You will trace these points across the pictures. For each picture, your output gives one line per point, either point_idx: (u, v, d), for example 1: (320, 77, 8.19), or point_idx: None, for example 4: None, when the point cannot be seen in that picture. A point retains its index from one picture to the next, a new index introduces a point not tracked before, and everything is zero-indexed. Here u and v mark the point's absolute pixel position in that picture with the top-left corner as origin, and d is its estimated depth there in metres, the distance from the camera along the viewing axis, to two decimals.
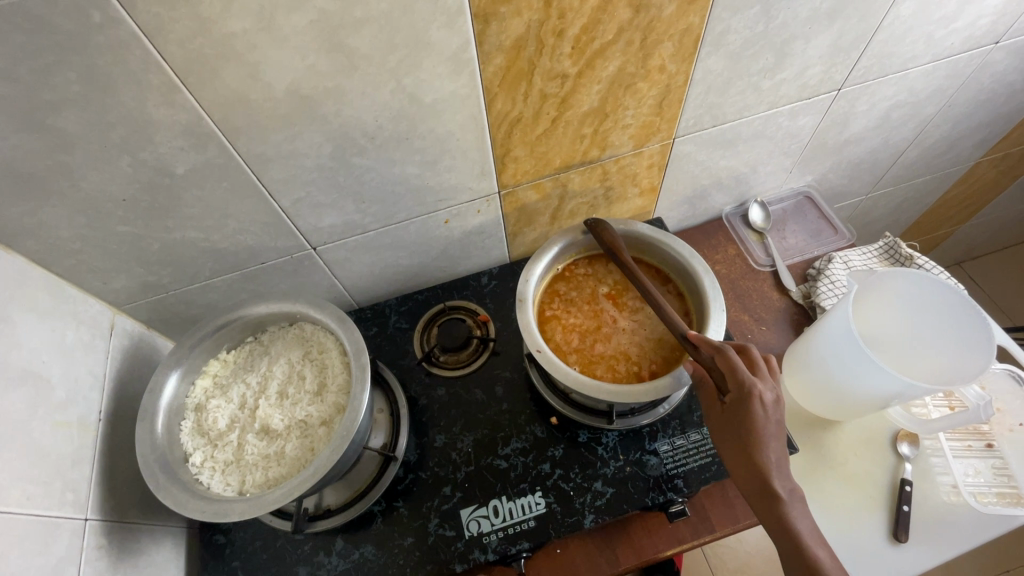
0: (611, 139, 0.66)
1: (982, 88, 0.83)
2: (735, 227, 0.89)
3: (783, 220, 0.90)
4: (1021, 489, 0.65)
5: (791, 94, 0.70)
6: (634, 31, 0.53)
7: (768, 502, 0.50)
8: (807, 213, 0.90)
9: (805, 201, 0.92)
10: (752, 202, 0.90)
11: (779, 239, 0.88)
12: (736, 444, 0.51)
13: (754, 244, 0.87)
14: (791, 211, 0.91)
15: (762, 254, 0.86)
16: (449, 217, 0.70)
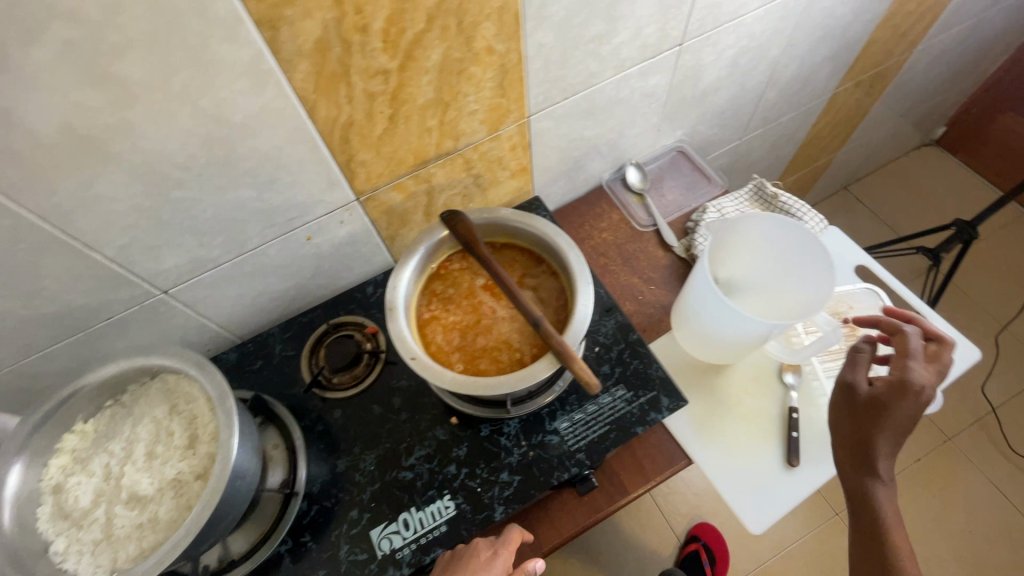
0: (460, 127, 0.64)
1: (817, 24, 0.87)
2: (616, 192, 0.91)
3: (660, 178, 0.92)
4: None
5: (633, 56, 0.70)
6: (447, 16, 0.51)
7: (863, 479, 0.62)
8: (681, 168, 0.93)
9: (678, 156, 0.94)
10: (628, 165, 0.91)
11: (658, 197, 0.90)
12: (852, 419, 0.62)
13: (635, 206, 0.88)
14: (667, 168, 0.93)
15: (644, 215, 0.88)
16: (311, 233, 0.66)
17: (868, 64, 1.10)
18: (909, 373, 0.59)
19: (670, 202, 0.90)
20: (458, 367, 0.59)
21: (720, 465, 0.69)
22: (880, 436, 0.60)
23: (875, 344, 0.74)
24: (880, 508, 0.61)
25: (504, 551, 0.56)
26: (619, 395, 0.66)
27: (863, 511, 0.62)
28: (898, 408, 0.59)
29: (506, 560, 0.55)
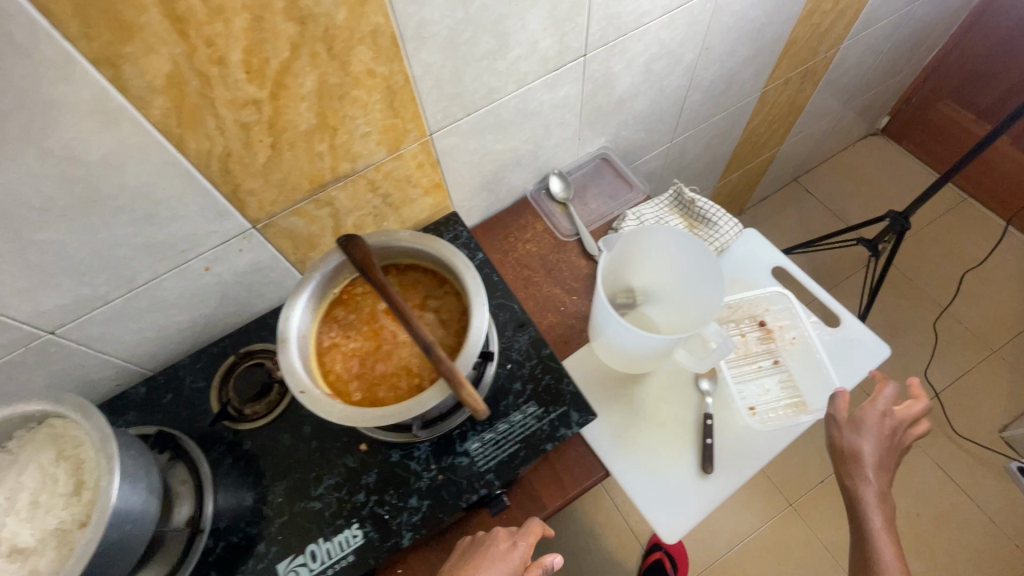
0: (355, 149, 0.63)
1: (731, 27, 0.87)
2: (541, 203, 0.90)
3: (584, 186, 0.92)
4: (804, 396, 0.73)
5: (534, 69, 0.69)
6: (313, 43, 0.50)
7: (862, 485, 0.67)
8: (605, 176, 0.93)
9: (603, 164, 0.94)
10: (552, 174, 0.91)
11: (582, 206, 0.90)
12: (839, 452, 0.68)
13: (559, 216, 0.88)
14: (591, 176, 0.93)
15: (567, 224, 0.88)
16: (209, 263, 0.65)
17: (794, 62, 1.11)
18: (863, 415, 0.68)
19: (593, 211, 0.90)
20: (356, 397, 0.59)
21: (636, 475, 0.69)
22: (863, 465, 0.66)
23: (786, 345, 0.77)
24: (869, 517, 0.66)
25: (523, 541, 0.58)
26: (529, 413, 0.66)
27: (859, 524, 0.67)
28: (857, 437, 0.67)
29: (525, 549, 0.58)
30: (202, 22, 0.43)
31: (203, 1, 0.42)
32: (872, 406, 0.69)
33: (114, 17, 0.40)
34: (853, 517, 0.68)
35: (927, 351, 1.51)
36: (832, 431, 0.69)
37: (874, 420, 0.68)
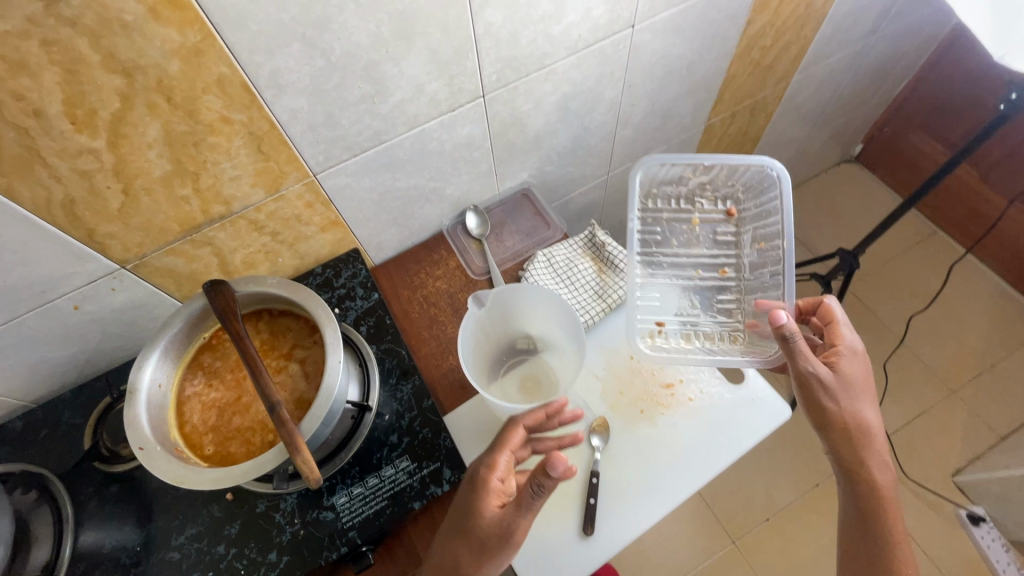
0: (226, 192, 0.61)
1: (653, 65, 0.85)
2: (455, 239, 0.88)
3: (501, 224, 0.90)
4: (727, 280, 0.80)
5: (425, 111, 0.67)
6: (149, 94, 0.48)
7: (860, 439, 0.64)
8: (525, 213, 0.92)
9: (523, 200, 0.93)
10: (466, 211, 0.88)
11: (498, 244, 0.89)
12: (843, 415, 0.63)
13: (472, 253, 0.86)
14: (511, 212, 0.92)
15: (480, 262, 0.86)
16: (78, 302, 0.63)
17: (737, 96, 1.08)
18: (845, 367, 0.65)
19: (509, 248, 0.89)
20: (208, 451, 0.57)
21: None
22: (867, 413, 0.64)
23: (754, 240, 0.81)
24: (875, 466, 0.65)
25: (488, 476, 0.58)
26: (401, 467, 0.64)
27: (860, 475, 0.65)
28: (848, 391, 0.64)
29: (489, 484, 0.58)
30: (3, 77, 0.42)
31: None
32: (847, 354, 0.66)
33: None
34: (854, 471, 0.65)
35: (885, 388, 1.47)
36: (829, 395, 0.63)
37: (857, 364, 0.66)
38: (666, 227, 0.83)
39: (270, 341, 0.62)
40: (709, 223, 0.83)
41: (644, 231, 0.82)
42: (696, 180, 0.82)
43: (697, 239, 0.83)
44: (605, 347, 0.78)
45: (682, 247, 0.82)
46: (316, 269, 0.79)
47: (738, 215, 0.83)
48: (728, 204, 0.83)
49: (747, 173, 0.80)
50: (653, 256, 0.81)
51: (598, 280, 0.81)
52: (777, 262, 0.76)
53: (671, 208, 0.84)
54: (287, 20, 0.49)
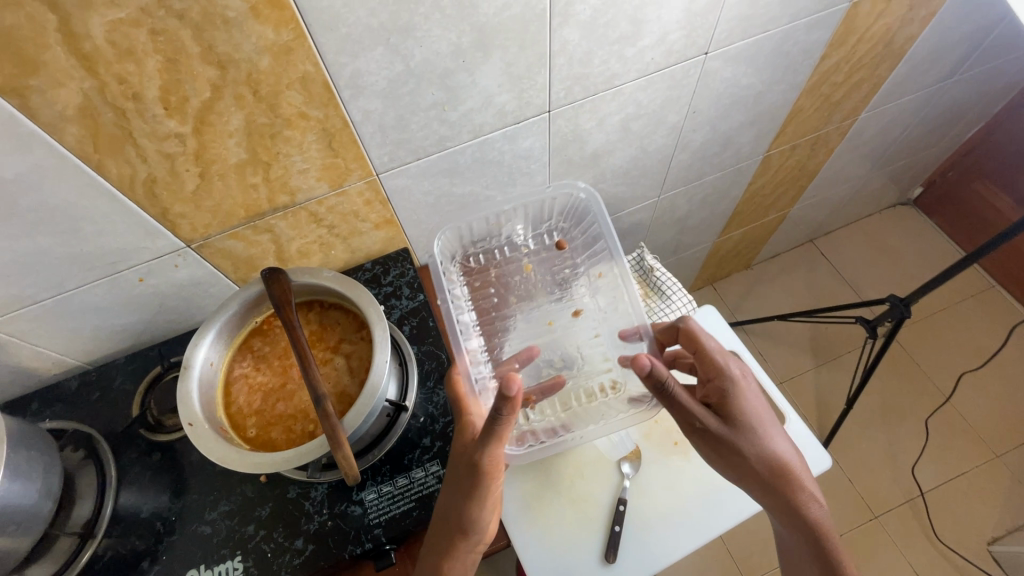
0: (293, 184, 0.63)
1: (720, 93, 0.84)
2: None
3: None
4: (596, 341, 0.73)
5: (491, 121, 0.68)
6: (237, 86, 0.50)
7: (778, 478, 0.60)
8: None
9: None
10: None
11: None
12: (756, 461, 0.58)
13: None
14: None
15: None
16: (143, 275, 0.65)
17: (800, 129, 1.06)
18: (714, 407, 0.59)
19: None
20: (251, 433, 0.58)
21: (534, 551, 0.66)
22: (777, 446, 0.60)
23: (591, 269, 0.78)
24: (801, 500, 0.60)
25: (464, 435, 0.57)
26: (431, 471, 0.64)
27: (791, 511, 0.60)
28: (736, 427, 0.58)
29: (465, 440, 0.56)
30: (111, 61, 0.44)
31: (110, 43, 0.43)
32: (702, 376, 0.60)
33: (14, 51, 0.40)
34: (782, 514, 0.61)
35: (922, 443, 1.41)
36: (732, 443, 0.58)
37: (748, 396, 0.59)
38: (500, 282, 0.79)
39: (318, 332, 0.63)
40: (546, 263, 0.81)
41: (471, 305, 0.76)
42: (506, 228, 0.79)
43: (538, 287, 0.79)
44: None
45: (524, 301, 0.79)
46: (365, 265, 0.80)
47: (569, 246, 0.80)
48: (557, 239, 0.81)
49: (533, 210, 0.78)
50: (498, 319, 0.77)
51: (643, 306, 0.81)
52: (602, 243, 0.75)
53: (501, 258, 0.80)
54: (376, 26, 0.51)
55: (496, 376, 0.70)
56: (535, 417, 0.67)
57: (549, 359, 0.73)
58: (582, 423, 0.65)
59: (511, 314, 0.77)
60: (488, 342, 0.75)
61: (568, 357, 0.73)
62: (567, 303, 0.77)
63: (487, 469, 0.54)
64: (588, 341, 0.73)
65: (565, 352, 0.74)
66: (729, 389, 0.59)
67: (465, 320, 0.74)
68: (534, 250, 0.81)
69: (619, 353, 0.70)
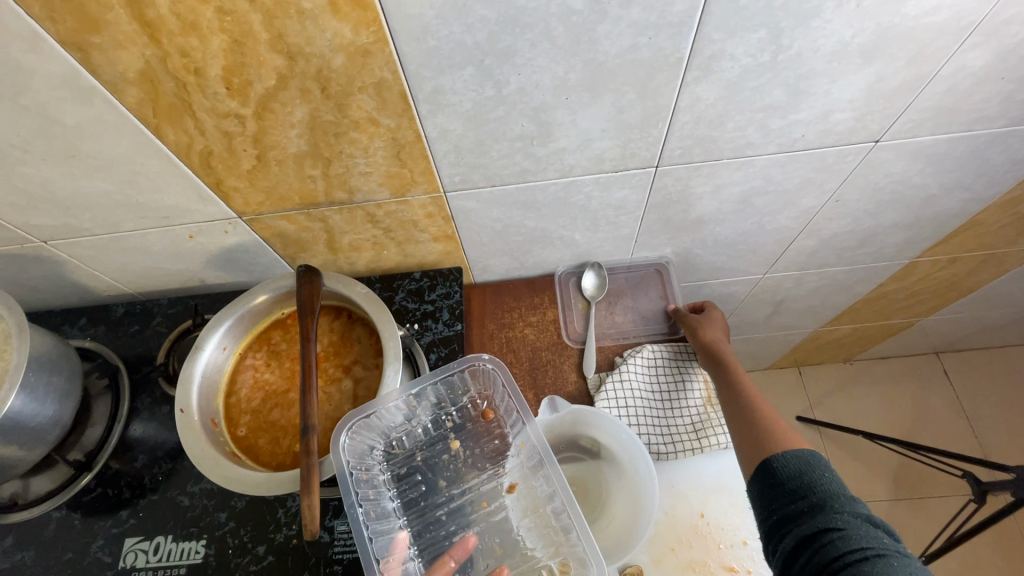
0: (353, 183, 0.57)
1: (879, 186, 0.67)
2: (565, 290, 0.80)
3: (619, 293, 0.80)
4: (550, 528, 0.56)
5: (584, 165, 0.58)
6: (305, 79, 0.44)
7: (721, 367, 0.67)
8: (652, 291, 0.80)
9: (655, 277, 0.81)
10: (591, 268, 0.79)
11: (607, 314, 0.79)
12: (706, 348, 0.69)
13: (576, 313, 0.78)
14: (637, 284, 0.81)
15: (580, 326, 0.77)
16: (193, 233, 0.63)
17: (969, 244, 0.85)
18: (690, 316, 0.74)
19: (618, 324, 0.78)
20: (240, 433, 0.55)
21: None
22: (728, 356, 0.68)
23: (514, 445, 0.60)
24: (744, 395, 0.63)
25: None
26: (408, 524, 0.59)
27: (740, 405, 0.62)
28: (708, 321, 0.72)
29: None
30: (175, 32, 0.40)
31: (175, 14, 0.38)
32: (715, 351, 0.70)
33: (78, 6, 0.37)
34: (732, 407, 0.63)
35: None
36: (691, 326, 0.72)
37: (716, 322, 0.73)
38: (423, 466, 0.61)
39: (336, 346, 0.59)
40: (472, 438, 0.62)
41: (396, 497, 0.59)
42: (424, 404, 0.61)
43: (470, 465, 0.61)
44: (675, 488, 0.66)
45: (455, 487, 0.61)
46: (414, 273, 0.75)
47: (497, 415, 0.62)
48: (480, 407, 0.63)
49: (441, 387, 0.61)
50: (429, 512, 0.59)
51: (699, 411, 0.70)
52: (524, 419, 0.58)
53: (418, 438, 0.62)
54: (471, 44, 0.43)
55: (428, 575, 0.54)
56: None
57: (486, 548, 0.58)
58: None
59: (440, 507, 0.60)
60: (416, 539, 0.57)
61: (514, 548, 0.57)
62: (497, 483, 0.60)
63: None
64: (525, 529, 0.58)
65: (512, 547, 0.57)
66: (715, 309, 0.76)
67: (388, 512, 0.57)
68: (458, 423, 0.63)
69: (559, 527, 0.55)
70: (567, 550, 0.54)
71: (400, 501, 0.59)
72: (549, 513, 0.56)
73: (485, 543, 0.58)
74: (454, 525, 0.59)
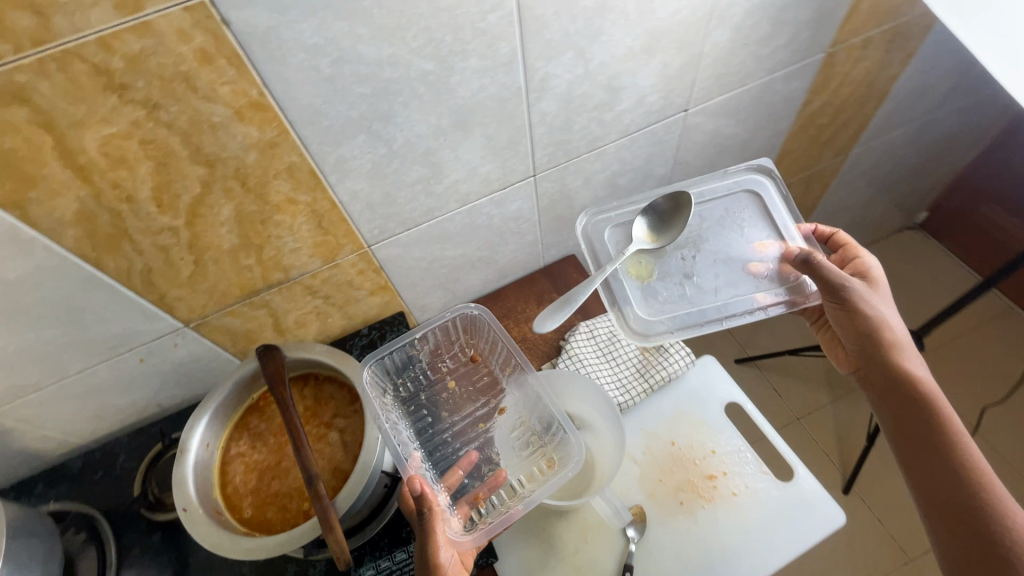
0: (286, 261, 0.64)
1: (704, 144, 0.85)
2: (598, 231, 0.74)
3: (700, 251, 0.70)
4: (534, 423, 0.65)
5: (477, 190, 0.70)
6: (225, 180, 0.52)
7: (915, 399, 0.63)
8: (750, 233, 0.71)
9: (746, 198, 0.74)
10: (650, 212, 0.72)
11: (667, 284, 0.69)
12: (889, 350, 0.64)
13: (632, 283, 0.69)
14: (725, 227, 0.72)
15: (642, 307, 0.68)
16: (144, 355, 0.66)
17: (790, 170, 1.07)
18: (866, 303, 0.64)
19: (698, 292, 0.68)
20: (247, 514, 0.58)
21: None
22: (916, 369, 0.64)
23: (505, 367, 0.68)
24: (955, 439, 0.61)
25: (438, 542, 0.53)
26: None
27: (943, 450, 0.60)
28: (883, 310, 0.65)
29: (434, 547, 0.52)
30: (105, 170, 0.46)
31: (104, 154, 0.45)
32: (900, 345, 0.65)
33: (15, 170, 0.43)
34: (940, 452, 0.61)
35: None
36: (871, 326, 0.65)
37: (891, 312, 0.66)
38: (426, 402, 0.69)
39: (315, 407, 0.64)
40: (465, 377, 0.70)
41: (408, 427, 0.66)
42: (423, 349, 0.69)
43: (467, 397, 0.69)
44: (646, 430, 0.76)
45: (456, 415, 0.68)
46: (362, 329, 0.81)
47: (485, 357, 0.71)
48: (470, 352, 0.71)
49: (437, 334, 0.69)
50: (436, 436, 0.67)
51: (643, 360, 0.79)
52: (504, 345, 0.67)
53: (419, 380, 0.70)
54: (356, 116, 0.53)
55: (442, 482, 0.62)
56: (486, 514, 0.59)
57: (485, 458, 0.65)
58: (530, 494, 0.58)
59: (445, 432, 0.67)
60: (429, 456, 0.65)
61: (507, 453, 0.64)
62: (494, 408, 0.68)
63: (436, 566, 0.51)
64: (514, 437, 0.66)
65: (506, 452, 0.65)
66: (884, 284, 0.67)
67: (404, 436, 0.64)
68: (452, 367, 0.71)
69: (544, 423, 0.64)
70: (552, 447, 0.62)
71: (411, 431, 0.66)
72: (534, 415, 0.65)
73: (484, 454, 0.65)
74: (458, 443, 0.67)
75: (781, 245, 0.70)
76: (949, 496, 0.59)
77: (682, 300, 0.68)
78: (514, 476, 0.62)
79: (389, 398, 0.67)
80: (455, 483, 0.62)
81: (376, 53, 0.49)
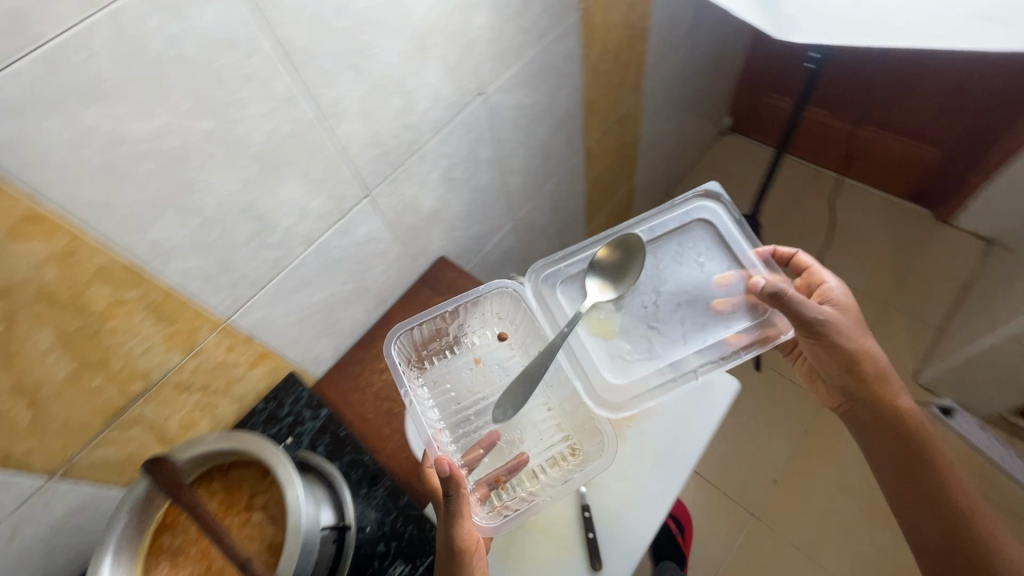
0: (141, 366, 0.61)
1: (514, 118, 0.93)
2: (549, 288, 0.80)
3: (660, 296, 0.78)
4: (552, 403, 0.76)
5: (316, 227, 0.70)
6: (29, 307, 0.48)
7: (902, 427, 0.76)
8: (711, 270, 0.79)
9: (702, 230, 0.82)
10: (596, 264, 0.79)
11: (634, 330, 0.76)
12: (858, 358, 0.75)
13: (592, 340, 0.76)
14: (683, 270, 0.80)
15: (609, 367, 0.73)
16: (12, 531, 0.59)
17: (600, 116, 1.19)
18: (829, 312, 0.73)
19: (666, 342, 0.75)
20: None
21: None
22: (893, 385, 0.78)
23: (520, 339, 0.80)
24: (948, 462, 0.74)
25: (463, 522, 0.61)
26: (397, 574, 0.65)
27: (924, 475, 0.74)
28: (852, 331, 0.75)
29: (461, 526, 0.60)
30: None
31: None
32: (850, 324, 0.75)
33: None
34: (914, 454, 0.75)
35: None
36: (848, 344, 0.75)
37: (856, 319, 0.76)
38: (449, 379, 0.79)
39: (228, 497, 0.61)
40: (490, 353, 0.81)
41: (430, 406, 0.76)
42: (452, 326, 0.81)
43: (491, 376, 0.79)
44: None
45: (482, 390, 0.78)
46: (257, 406, 0.78)
47: (512, 336, 0.81)
48: (501, 330, 0.82)
49: (495, 303, 0.81)
50: (456, 413, 0.76)
51: None
52: (528, 314, 0.79)
53: (452, 355, 0.81)
54: (152, 196, 0.52)
55: (463, 460, 0.71)
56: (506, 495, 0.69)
57: (509, 440, 0.73)
58: (555, 484, 0.69)
59: (467, 409, 0.76)
60: (451, 431, 0.74)
61: (528, 436, 0.74)
62: (509, 380, 0.78)
63: (460, 548, 0.60)
64: (540, 421, 0.75)
65: (529, 437, 0.74)
66: (873, 339, 0.76)
67: (423, 407, 0.75)
68: (478, 345, 0.81)
69: (575, 404, 0.74)
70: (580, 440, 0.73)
71: (433, 407, 0.76)
72: (560, 401, 0.75)
73: (507, 435, 0.74)
74: (478, 420, 0.75)
75: (741, 277, 0.78)
76: (915, 484, 0.75)
77: (646, 350, 0.74)
78: (537, 462, 0.72)
79: (413, 367, 0.79)
80: (474, 462, 0.70)
81: (145, 128, 0.48)
